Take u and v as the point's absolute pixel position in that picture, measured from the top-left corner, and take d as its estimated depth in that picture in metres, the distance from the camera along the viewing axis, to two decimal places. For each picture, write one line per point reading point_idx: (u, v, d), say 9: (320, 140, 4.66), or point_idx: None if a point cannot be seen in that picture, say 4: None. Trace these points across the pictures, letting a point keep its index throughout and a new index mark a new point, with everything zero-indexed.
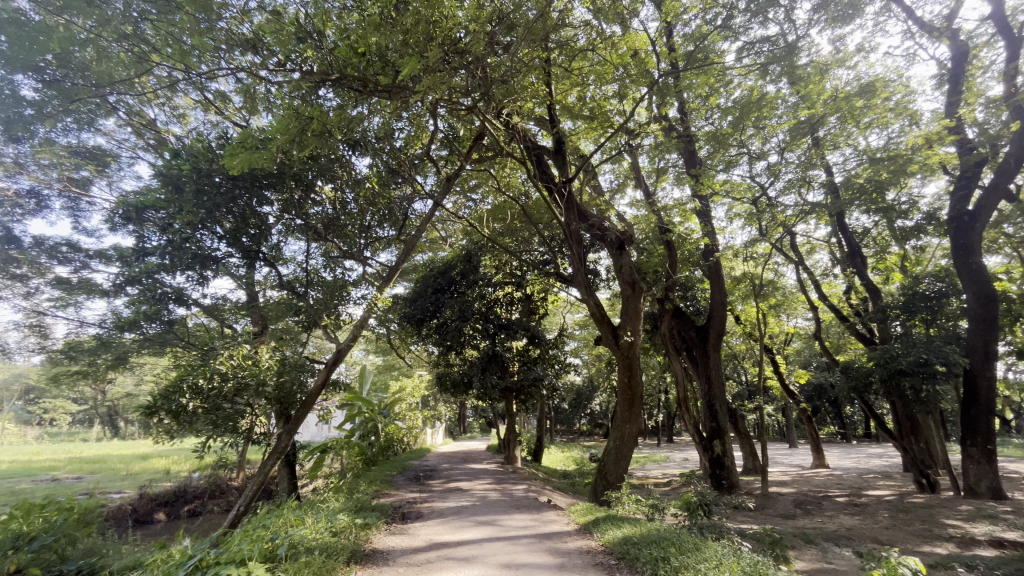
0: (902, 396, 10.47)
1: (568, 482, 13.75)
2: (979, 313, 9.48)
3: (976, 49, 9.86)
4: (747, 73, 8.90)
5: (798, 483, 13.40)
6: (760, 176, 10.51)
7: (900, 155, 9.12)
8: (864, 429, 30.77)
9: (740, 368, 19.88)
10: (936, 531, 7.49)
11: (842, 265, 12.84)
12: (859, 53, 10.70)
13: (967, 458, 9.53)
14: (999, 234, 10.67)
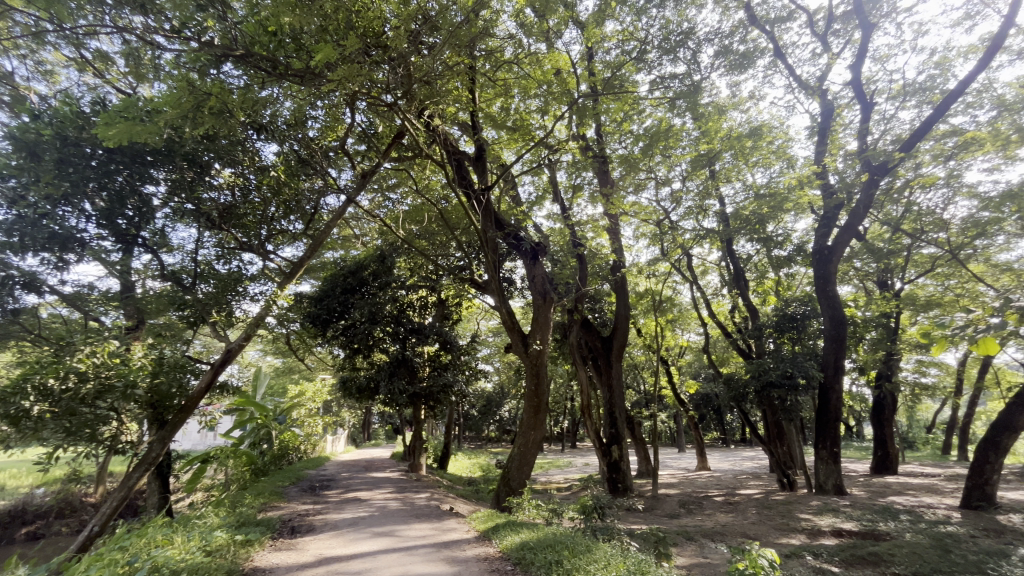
0: (771, 405, 11.90)
1: (473, 489, 13.70)
2: (833, 334, 10.91)
3: (839, 109, 11.59)
4: (658, 105, 9.65)
5: (685, 485, 14.55)
6: (665, 201, 11.40)
7: (779, 193, 10.39)
8: (741, 435, 34.22)
9: (639, 378, 21.22)
10: (792, 524, 8.52)
11: (729, 287, 14.27)
12: (750, 99, 12.07)
13: (820, 459, 10.91)
14: (850, 267, 12.52)
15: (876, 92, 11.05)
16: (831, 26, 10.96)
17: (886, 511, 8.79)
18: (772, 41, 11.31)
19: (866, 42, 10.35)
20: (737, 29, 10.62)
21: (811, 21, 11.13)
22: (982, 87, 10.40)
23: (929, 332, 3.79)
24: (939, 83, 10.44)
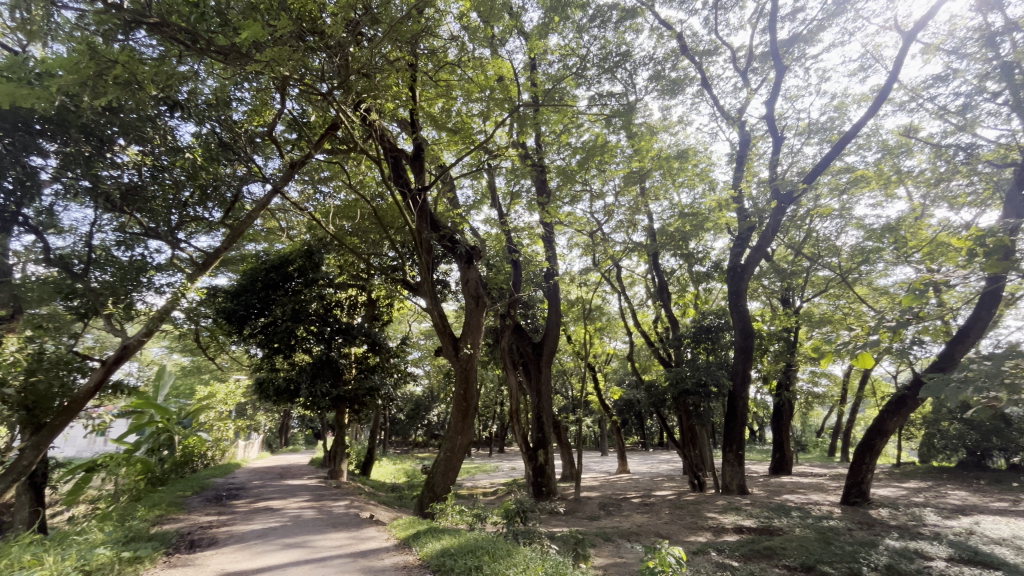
0: (687, 411, 12.67)
1: (396, 495, 13.33)
2: (743, 345, 11.70)
3: (755, 140, 12.67)
4: (595, 121, 10.02)
5: (606, 488, 15.09)
6: (598, 214, 11.85)
7: (701, 213, 11.15)
8: (659, 439, 36.09)
9: (567, 383, 21.77)
10: (700, 523, 9.10)
11: (653, 298, 15.09)
12: (679, 123, 12.87)
13: (727, 462, 11.75)
14: (759, 284, 13.67)
15: (786, 127, 12.20)
16: (751, 64, 11.98)
17: (781, 508, 9.64)
18: (700, 71, 12.15)
19: (780, 82, 11.41)
20: (669, 57, 11.32)
21: (735, 57, 12.10)
22: (871, 132, 11.83)
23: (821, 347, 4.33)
24: (837, 125, 11.75)
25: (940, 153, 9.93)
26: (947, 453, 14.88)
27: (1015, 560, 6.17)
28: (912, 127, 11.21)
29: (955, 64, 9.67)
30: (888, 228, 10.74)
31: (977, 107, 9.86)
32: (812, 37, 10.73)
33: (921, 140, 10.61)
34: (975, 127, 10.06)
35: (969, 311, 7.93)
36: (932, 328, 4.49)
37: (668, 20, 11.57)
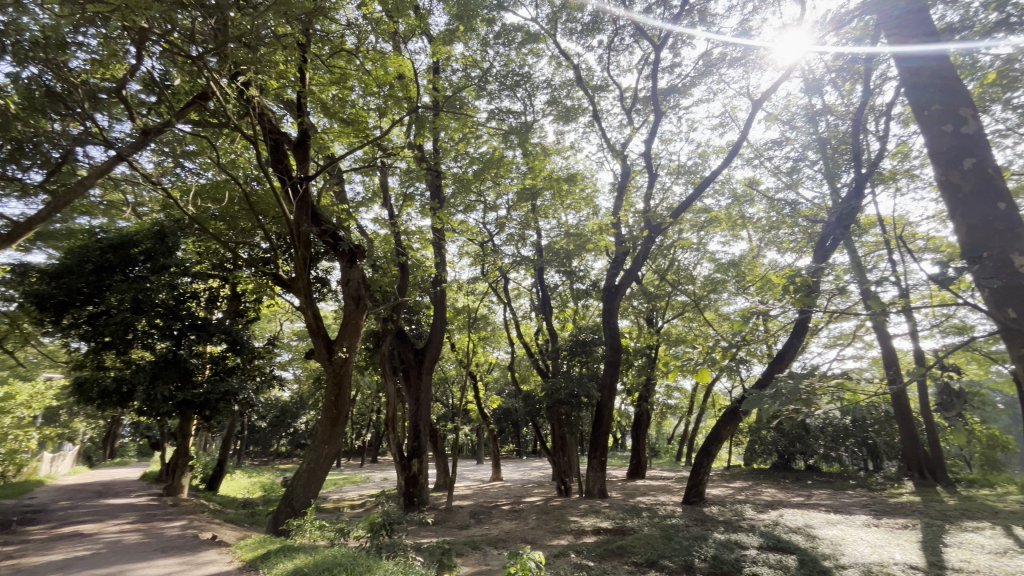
0: (559, 420, 13.33)
1: (247, 512, 11.97)
2: (611, 359, 12.46)
3: (634, 174, 13.96)
4: (494, 135, 10.24)
5: (478, 496, 15.18)
6: (490, 225, 12.08)
7: (584, 234, 11.93)
8: (533, 447, 37.49)
9: (448, 391, 21.66)
10: (564, 527, 9.59)
11: (537, 311, 15.77)
12: (571, 148, 13.72)
13: (591, 468, 12.57)
14: (630, 304, 15.00)
15: (660, 166, 13.66)
16: (635, 105, 13.24)
17: (634, 509, 10.55)
18: (592, 104, 13.11)
19: (657, 125, 12.76)
20: (565, 85, 12.06)
21: (622, 97, 13.29)
22: (725, 180, 13.75)
23: (670, 362, 5.33)
24: (700, 170, 13.45)
25: (774, 205, 11.88)
26: (764, 456, 17.62)
27: (806, 545, 7.49)
28: (754, 180, 13.31)
29: (787, 133, 11.71)
30: (732, 264, 12.53)
31: (800, 171, 12.04)
32: (685, 90, 12.21)
33: (760, 192, 12.61)
34: (798, 186, 12.26)
35: (785, 337, 9.52)
36: (756, 350, 5.29)
37: (566, 52, 12.33)
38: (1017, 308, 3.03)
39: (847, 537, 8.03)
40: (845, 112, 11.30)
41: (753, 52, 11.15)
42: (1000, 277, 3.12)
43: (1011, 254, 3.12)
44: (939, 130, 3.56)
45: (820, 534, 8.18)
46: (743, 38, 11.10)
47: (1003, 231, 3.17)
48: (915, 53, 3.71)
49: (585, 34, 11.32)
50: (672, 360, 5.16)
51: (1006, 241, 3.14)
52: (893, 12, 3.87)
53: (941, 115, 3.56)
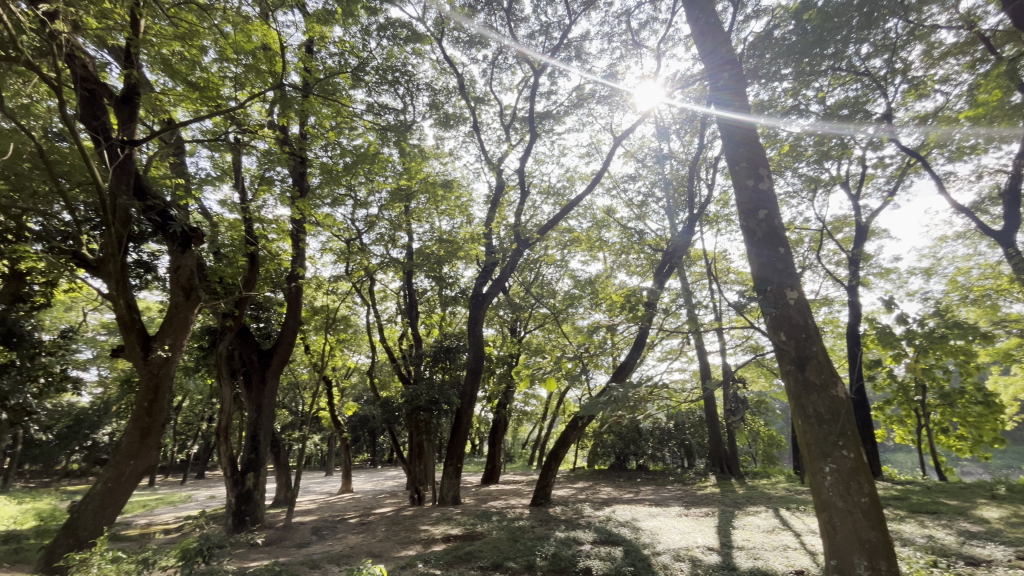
0: (417, 427, 13.10)
1: (9, 549, 9.48)
2: (473, 366, 12.57)
3: (508, 188, 14.45)
4: (370, 129, 9.81)
5: (323, 510, 14.11)
6: (359, 222, 11.46)
7: (456, 242, 11.95)
8: (389, 455, 36.21)
9: (298, 397, 19.91)
10: (413, 536, 9.38)
11: (402, 315, 15.37)
12: (450, 155, 13.77)
13: (446, 475, 12.55)
14: (496, 314, 15.44)
15: (532, 184, 14.39)
16: (513, 123, 13.80)
17: (484, 514, 10.77)
18: (473, 115, 13.32)
19: (532, 146, 13.44)
20: (448, 92, 12.09)
21: (502, 113, 13.74)
22: (588, 205, 15.01)
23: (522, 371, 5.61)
24: (567, 193, 14.48)
25: (626, 232, 13.32)
26: (604, 457, 19.38)
27: (630, 536, 8.40)
28: (611, 208, 14.76)
29: (640, 170, 13.27)
30: (588, 282, 13.69)
31: (648, 205, 13.72)
32: (559, 117, 13.09)
33: (615, 220, 14.06)
34: (646, 218, 13.94)
35: (627, 350, 10.62)
36: (600, 362, 5.81)
37: (452, 59, 12.39)
38: (786, 333, 3.81)
39: (663, 526, 9.21)
40: (685, 159, 13.17)
41: (618, 94, 12.44)
42: (777, 307, 3.90)
43: (785, 289, 3.91)
44: (745, 184, 4.35)
45: (643, 526, 9.23)
46: (610, 80, 12.33)
47: (781, 270, 3.96)
48: (732, 117, 4.51)
49: (471, 46, 11.51)
50: (524, 369, 5.45)
51: (783, 278, 3.94)
52: (721, 80, 4.65)
53: (747, 172, 4.36)
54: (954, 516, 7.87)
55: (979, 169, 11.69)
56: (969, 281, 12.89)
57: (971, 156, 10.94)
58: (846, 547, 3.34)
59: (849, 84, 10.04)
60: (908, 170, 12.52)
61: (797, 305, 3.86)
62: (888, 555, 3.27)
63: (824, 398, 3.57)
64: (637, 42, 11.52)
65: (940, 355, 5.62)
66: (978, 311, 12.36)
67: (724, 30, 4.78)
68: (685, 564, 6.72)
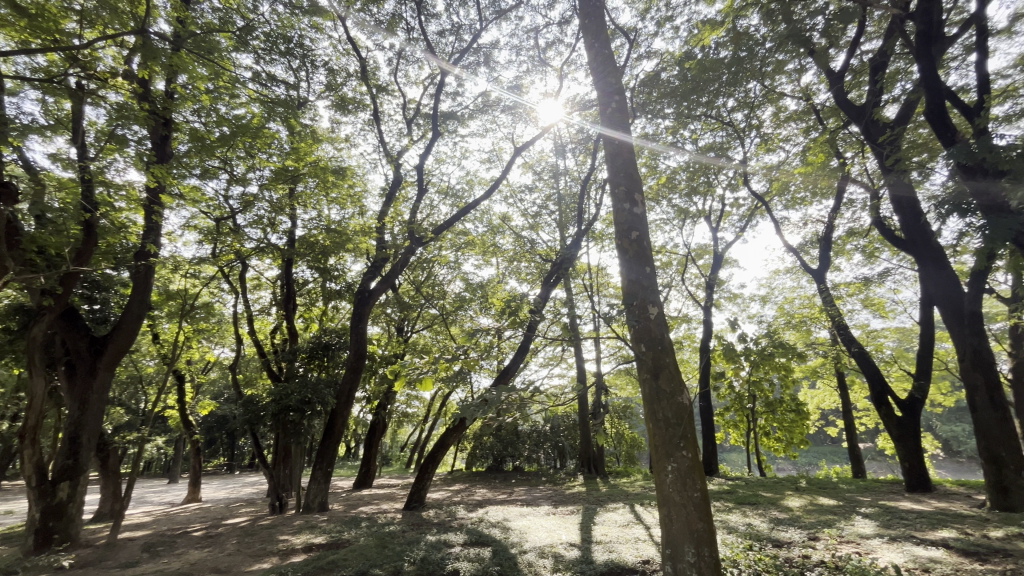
0: (285, 428, 12.06)
1: None
2: (353, 365, 11.93)
3: (405, 184, 14.02)
4: (254, 99, 8.90)
5: (159, 523, 12.30)
6: (232, 200, 10.29)
7: (345, 233, 11.18)
8: (250, 459, 32.89)
9: (139, 393, 17.23)
10: (268, 548, 8.58)
11: (277, 307, 14.10)
12: (345, 141, 13.03)
13: (313, 480, 11.72)
14: (383, 311, 14.87)
15: (430, 183, 14.15)
16: (416, 119, 13.47)
17: (352, 521, 10.27)
18: (373, 103, 12.74)
19: (433, 144, 13.21)
20: (348, 75, 11.44)
21: (405, 106, 13.33)
22: (485, 210, 15.22)
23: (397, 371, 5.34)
24: (465, 195, 14.49)
25: (519, 241, 13.75)
26: (482, 459, 19.66)
27: (500, 536, 8.62)
28: (507, 216, 15.15)
29: (536, 182, 13.83)
30: (479, 286, 13.87)
31: (542, 217, 14.30)
32: (463, 119, 13.08)
33: (510, 227, 14.44)
34: (538, 229, 14.51)
35: (512, 355, 10.90)
36: (482, 364, 5.88)
37: (355, 41, 11.75)
38: (646, 345, 4.21)
39: (531, 525, 9.61)
40: (578, 177, 13.99)
41: (522, 106, 12.81)
42: (640, 321, 4.28)
43: (648, 305, 4.32)
44: (622, 207, 4.74)
45: (512, 526, 9.52)
46: (515, 92, 12.67)
47: (645, 288, 4.38)
48: (615, 143, 4.91)
49: (377, 32, 11.03)
50: (399, 369, 5.19)
51: (647, 295, 4.35)
52: (610, 107, 5.02)
53: (625, 195, 4.75)
54: (768, 506, 9.33)
55: (806, 217, 14.13)
56: (793, 309, 15.46)
57: (801, 205, 13.18)
58: (679, 537, 3.78)
59: (717, 130, 11.48)
60: (755, 211, 14.70)
61: (657, 320, 4.29)
62: (711, 542, 3.76)
63: (672, 404, 4.01)
64: (543, 60, 12.00)
65: (767, 370, 6.63)
66: (797, 334, 14.85)
67: (615, 63, 5.18)
68: (547, 560, 7.06)
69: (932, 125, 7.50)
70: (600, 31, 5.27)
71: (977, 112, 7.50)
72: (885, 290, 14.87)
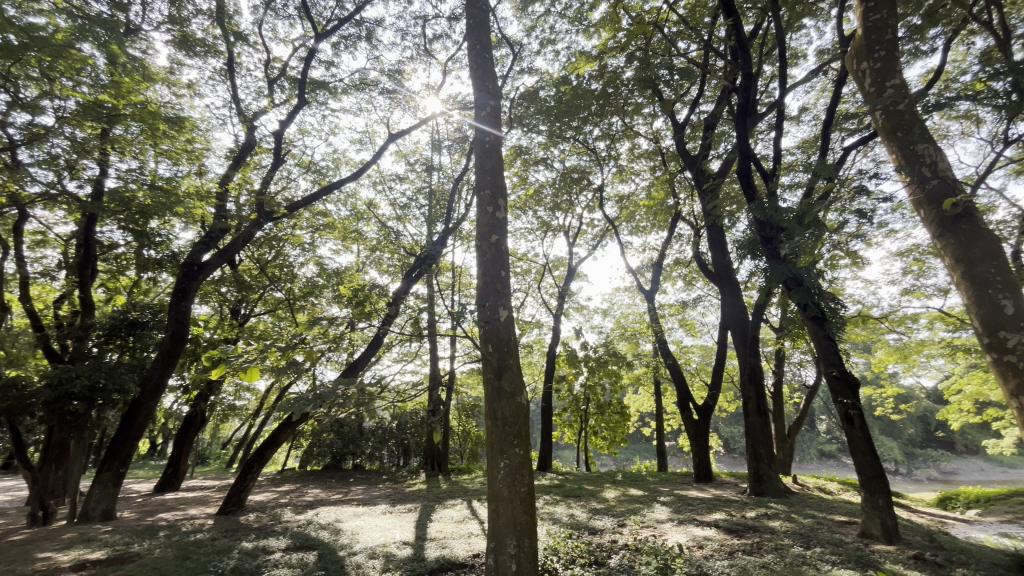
0: (62, 421, 9.76)
1: None
2: (167, 349, 10.12)
3: (259, 149, 12.47)
4: (62, 9, 7.12)
5: None
6: (13, 129, 8.06)
7: (175, 194, 9.42)
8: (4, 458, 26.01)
9: None
10: (19, 570, 6.84)
11: (68, 271, 11.40)
12: (188, 88, 11.16)
13: (96, 483, 9.65)
14: (214, 289, 12.96)
15: (289, 153, 12.82)
16: (280, 80, 12.11)
17: (147, 530, 8.74)
18: (228, 50, 11.12)
19: (298, 111, 11.97)
20: (198, 11, 9.82)
21: (268, 63, 11.89)
22: (350, 193, 14.33)
23: (214, 356, 4.38)
24: (329, 174, 13.42)
25: (384, 230, 13.23)
26: (319, 458, 18.37)
27: (329, 538, 8.12)
28: (373, 203, 14.46)
29: (408, 173, 13.50)
30: (335, 273, 13.01)
31: (411, 209, 13.97)
32: (335, 92, 12.12)
33: (375, 215, 13.83)
34: (405, 221, 14.13)
35: (362, 349, 10.39)
36: (327, 356, 5.46)
37: None
38: (493, 345, 4.38)
39: (364, 525, 9.26)
40: (451, 175, 14.00)
41: (401, 92, 12.38)
42: (490, 321, 4.44)
43: (499, 308, 4.50)
44: (485, 210, 4.86)
45: (344, 527, 9.05)
46: (396, 77, 12.18)
47: (499, 290, 4.56)
48: (485, 148, 5.04)
49: None
50: (219, 355, 4.21)
51: (499, 298, 4.53)
52: (484, 112, 5.12)
53: (489, 199, 4.88)
54: (589, 498, 10.36)
55: (645, 244, 16.15)
56: (627, 324, 17.48)
57: (642, 233, 15.01)
58: (504, 531, 3.98)
59: (582, 154, 12.48)
60: (605, 233, 16.32)
61: (506, 322, 4.47)
62: (531, 534, 4.03)
63: (510, 404, 4.21)
64: (428, 50, 11.77)
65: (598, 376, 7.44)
66: (629, 346, 16.83)
67: (494, 69, 5.30)
68: (377, 560, 6.85)
69: (742, 182, 9.15)
70: (484, 35, 5.34)
71: (771, 178, 9.36)
72: (696, 313, 17.69)
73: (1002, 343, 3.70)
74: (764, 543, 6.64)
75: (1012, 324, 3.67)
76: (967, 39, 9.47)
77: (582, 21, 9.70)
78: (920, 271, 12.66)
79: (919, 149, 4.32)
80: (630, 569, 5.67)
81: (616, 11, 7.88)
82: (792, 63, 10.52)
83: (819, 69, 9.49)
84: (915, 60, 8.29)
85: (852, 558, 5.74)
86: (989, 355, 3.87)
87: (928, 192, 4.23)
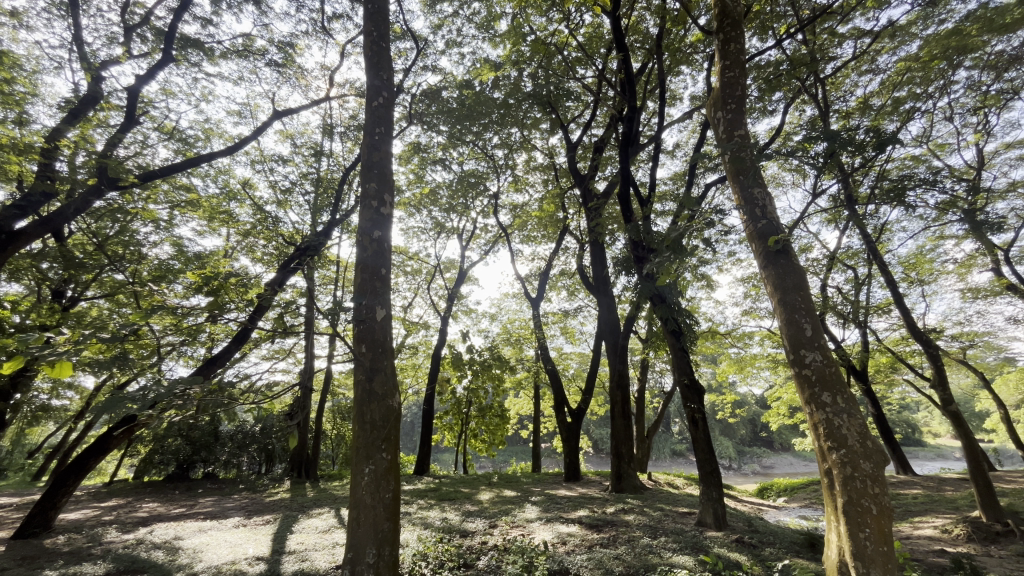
0: None
1: None
2: None
3: (106, 105, 10.60)
4: None
5: None
6: None
7: None
8: None
9: None
10: None
11: None
12: (9, 16, 9.10)
13: None
14: (30, 266, 10.68)
15: (146, 115, 11.07)
16: (140, 28, 10.44)
17: None
18: None
19: (161, 68, 10.41)
20: None
21: (125, 6, 10.18)
22: (221, 167, 12.79)
23: (10, 348, 3.44)
24: (196, 145, 11.83)
25: (259, 214, 12.01)
26: (160, 467, 15.98)
27: (163, 559, 7.08)
28: (249, 183, 13.10)
29: (293, 156, 12.47)
30: (196, 258, 11.53)
31: (293, 194, 12.88)
32: (211, 55, 10.77)
33: (251, 197, 12.55)
34: (286, 207, 13.01)
35: (224, 343, 9.32)
36: (172, 352, 4.76)
37: None
38: (367, 345, 4.22)
39: (211, 541, 8.27)
40: (342, 163, 13.22)
41: (291, 68, 11.42)
42: (365, 321, 4.28)
43: (375, 308, 4.35)
44: (369, 205, 4.68)
45: (184, 545, 7.99)
46: (286, 50, 11.21)
47: (377, 289, 4.41)
48: (375, 140, 4.85)
49: None
50: (15, 345, 3.29)
51: (376, 298, 4.38)
52: (376, 102, 4.96)
53: (375, 193, 4.70)
54: (463, 501, 10.40)
55: (534, 254, 16.77)
56: (513, 329, 17.95)
57: (533, 243, 15.60)
58: (363, 539, 3.83)
59: (480, 159, 12.61)
60: (498, 239, 16.64)
61: (383, 323, 4.34)
62: (393, 541, 3.93)
63: (381, 407, 4.09)
64: (326, 28, 11.00)
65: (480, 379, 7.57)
66: (513, 351, 17.30)
67: (390, 60, 5.14)
68: None
69: (622, 205, 9.96)
70: (383, 24, 5.16)
71: (647, 204, 10.32)
72: (576, 322, 18.81)
73: (801, 359, 4.49)
74: (619, 536, 7.25)
75: (809, 343, 4.48)
76: (801, 106, 11.41)
77: (488, 29, 9.85)
78: (757, 295, 14.88)
79: (755, 193, 5.09)
80: (497, 569, 5.80)
81: (520, 26, 8.12)
82: (670, 103, 11.75)
83: (690, 111, 10.70)
84: (762, 117, 9.77)
85: (688, 545, 6.51)
86: (792, 368, 4.66)
87: (758, 229, 4.99)
